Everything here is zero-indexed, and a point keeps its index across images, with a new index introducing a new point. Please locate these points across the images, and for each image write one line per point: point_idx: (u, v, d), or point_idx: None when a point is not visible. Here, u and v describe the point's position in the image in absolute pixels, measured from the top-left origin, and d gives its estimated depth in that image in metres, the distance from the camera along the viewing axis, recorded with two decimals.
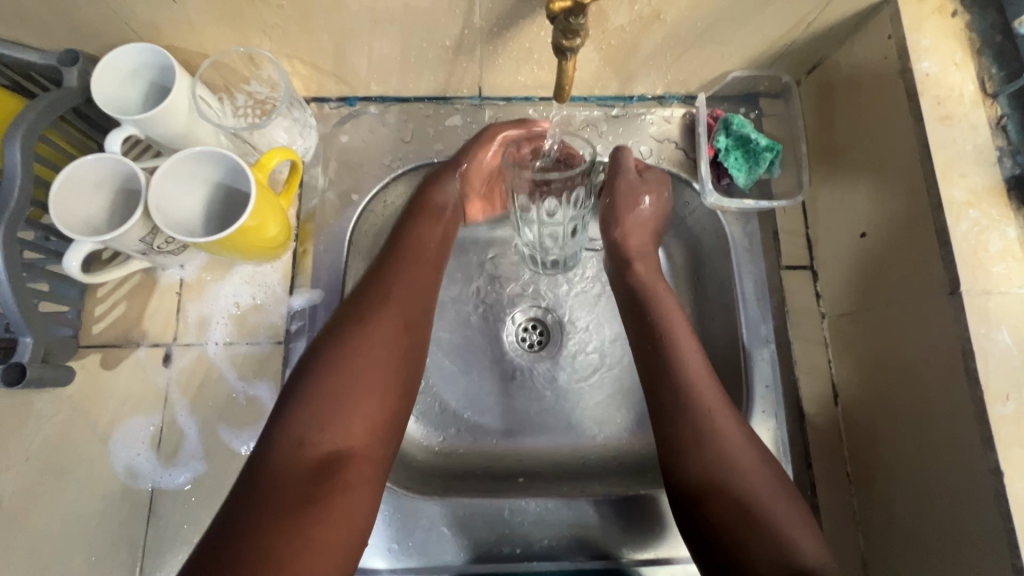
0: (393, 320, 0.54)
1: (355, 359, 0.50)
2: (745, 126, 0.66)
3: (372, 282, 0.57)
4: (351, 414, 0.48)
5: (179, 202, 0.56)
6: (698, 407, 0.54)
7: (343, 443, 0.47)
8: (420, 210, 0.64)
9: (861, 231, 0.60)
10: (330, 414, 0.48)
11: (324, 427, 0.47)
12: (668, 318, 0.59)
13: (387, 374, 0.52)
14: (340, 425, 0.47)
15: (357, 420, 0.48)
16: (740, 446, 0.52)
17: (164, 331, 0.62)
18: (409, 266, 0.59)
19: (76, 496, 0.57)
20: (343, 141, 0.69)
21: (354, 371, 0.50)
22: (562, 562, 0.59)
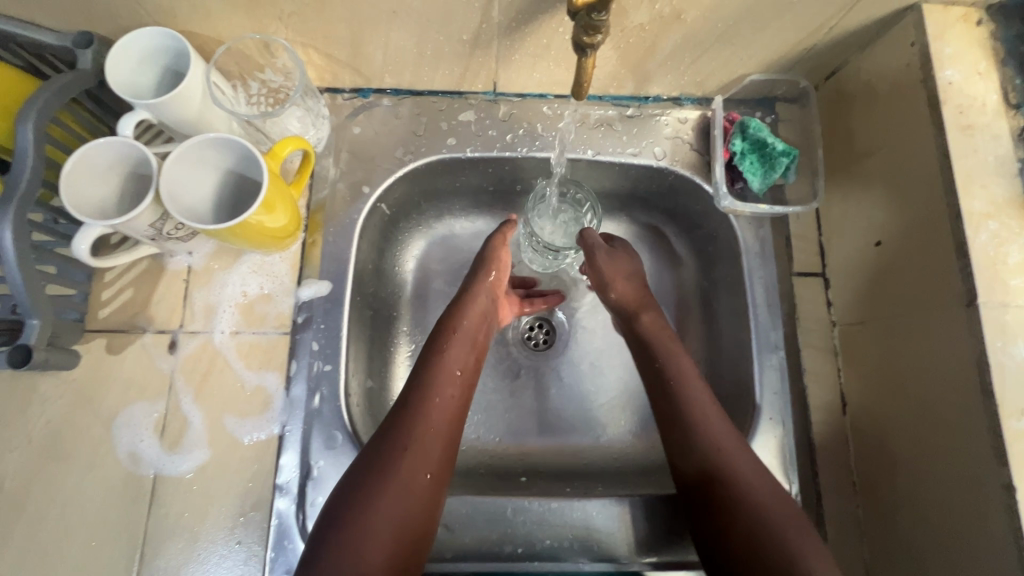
0: (418, 479, 0.51)
1: (374, 510, 0.48)
2: (762, 130, 0.65)
3: (399, 419, 0.53)
4: (371, 548, 0.46)
5: (189, 193, 0.55)
6: (716, 455, 0.53)
7: None
8: (449, 335, 0.61)
9: (875, 239, 0.60)
10: (347, 564, 0.45)
11: (344, 568, 0.45)
12: (680, 370, 0.59)
13: (404, 523, 0.49)
14: (358, 565, 0.45)
15: (377, 558, 0.46)
16: (760, 481, 0.51)
17: (170, 318, 0.62)
18: (436, 408, 0.55)
19: (77, 481, 0.57)
20: (355, 133, 0.69)
21: (371, 524, 0.47)
22: (563, 563, 0.59)
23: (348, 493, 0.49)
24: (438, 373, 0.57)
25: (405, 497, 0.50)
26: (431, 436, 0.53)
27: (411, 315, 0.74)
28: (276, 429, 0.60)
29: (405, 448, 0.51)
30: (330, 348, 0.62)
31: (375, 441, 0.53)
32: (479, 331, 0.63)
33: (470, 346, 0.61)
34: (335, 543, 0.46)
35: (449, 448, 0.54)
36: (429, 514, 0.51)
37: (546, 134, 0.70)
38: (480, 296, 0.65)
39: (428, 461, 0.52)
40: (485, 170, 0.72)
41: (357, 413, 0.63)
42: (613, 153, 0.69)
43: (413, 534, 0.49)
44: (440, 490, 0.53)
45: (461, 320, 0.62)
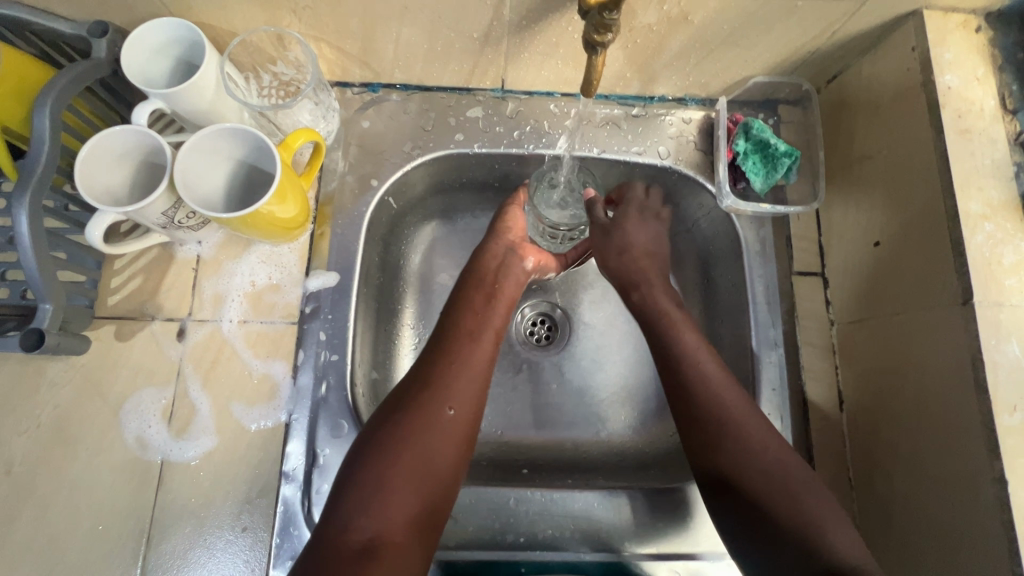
0: (443, 415, 0.52)
1: (399, 444, 0.49)
2: (765, 131, 0.66)
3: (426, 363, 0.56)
4: (397, 479, 0.48)
5: (201, 179, 0.56)
6: (713, 411, 0.54)
7: (378, 526, 0.46)
8: (472, 288, 0.64)
9: (875, 239, 0.61)
10: (372, 498, 0.47)
11: (370, 507, 0.46)
12: (681, 334, 0.60)
13: (430, 457, 0.50)
14: (383, 498, 0.47)
15: (403, 490, 0.48)
16: (756, 431, 0.53)
17: (179, 306, 0.63)
18: (458, 351, 0.57)
19: (85, 465, 0.58)
20: (365, 127, 0.70)
21: (396, 457, 0.49)
22: (564, 552, 0.60)
23: (373, 433, 0.51)
24: (460, 322, 0.60)
25: (430, 436, 0.51)
26: (452, 379, 0.54)
27: (416, 308, 0.75)
28: (283, 417, 0.60)
29: (428, 386, 0.53)
30: (337, 338, 0.62)
31: (404, 384, 0.54)
32: (499, 278, 0.65)
33: (487, 292, 0.64)
34: (361, 477, 0.48)
35: (476, 389, 0.55)
36: (458, 452, 0.52)
37: (552, 132, 0.71)
38: (496, 250, 0.67)
39: (452, 398, 0.53)
40: (492, 166, 0.73)
41: (363, 403, 0.63)
42: (618, 151, 0.71)
43: (443, 475, 0.50)
44: (469, 429, 0.53)
45: (477, 274, 0.65)
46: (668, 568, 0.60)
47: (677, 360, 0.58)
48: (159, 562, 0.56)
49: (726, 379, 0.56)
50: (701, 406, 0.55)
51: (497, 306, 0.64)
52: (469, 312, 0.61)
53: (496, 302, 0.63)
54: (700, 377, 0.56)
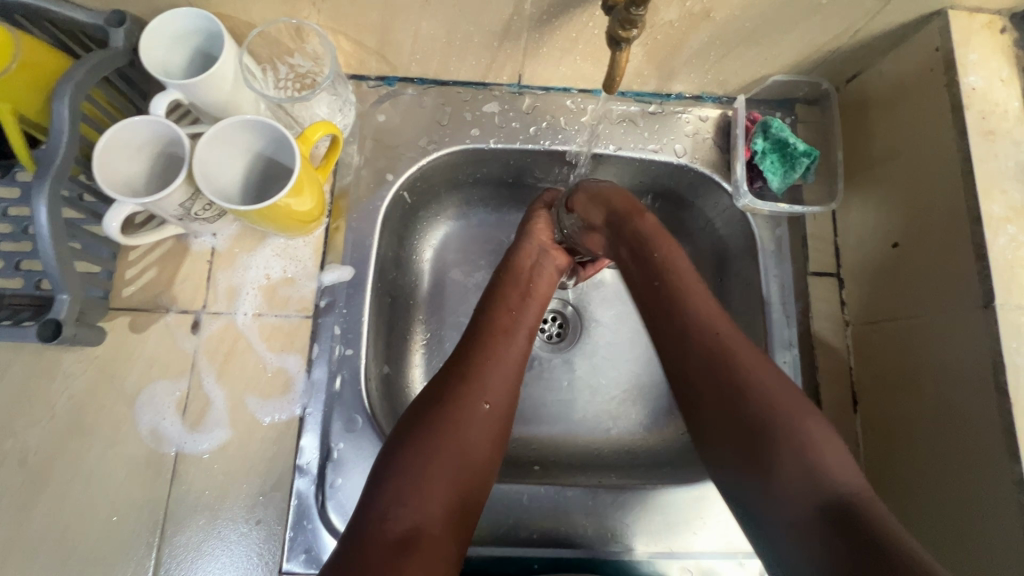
0: (479, 409, 0.52)
1: (439, 437, 0.49)
2: (784, 130, 0.66)
3: (462, 356, 0.56)
4: (435, 471, 0.48)
5: (219, 171, 0.56)
6: (712, 348, 0.52)
7: (417, 516, 0.46)
8: (503, 284, 0.63)
9: (893, 240, 0.61)
10: (411, 489, 0.47)
11: (409, 498, 0.46)
12: (700, 311, 0.54)
13: (467, 450, 0.50)
14: (422, 489, 0.47)
15: (440, 482, 0.48)
16: (762, 372, 0.50)
17: (193, 298, 0.62)
18: (495, 345, 0.57)
19: (99, 457, 0.58)
20: (380, 121, 0.70)
21: (435, 449, 0.49)
22: (577, 549, 0.60)
23: (410, 425, 0.51)
24: (496, 318, 0.60)
25: (468, 431, 0.51)
26: (489, 374, 0.54)
27: (428, 304, 0.75)
28: (297, 410, 0.60)
29: (465, 379, 0.54)
30: (351, 333, 0.62)
31: (439, 377, 0.54)
32: (534, 277, 0.65)
33: (523, 291, 0.63)
34: (399, 468, 0.48)
35: (510, 386, 0.55)
36: (491, 448, 0.52)
37: (568, 128, 0.70)
38: (531, 248, 0.67)
39: (488, 393, 0.53)
40: (507, 162, 0.73)
41: (376, 398, 0.63)
42: (635, 148, 0.70)
43: (477, 469, 0.51)
44: (502, 425, 0.54)
45: (511, 271, 0.65)
46: (681, 566, 0.60)
47: (708, 352, 0.52)
48: (174, 554, 0.57)
49: (771, 372, 0.51)
50: (700, 345, 0.52)
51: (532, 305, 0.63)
52: (502, 307, 0.61)
53: (530, 300, 0.63)
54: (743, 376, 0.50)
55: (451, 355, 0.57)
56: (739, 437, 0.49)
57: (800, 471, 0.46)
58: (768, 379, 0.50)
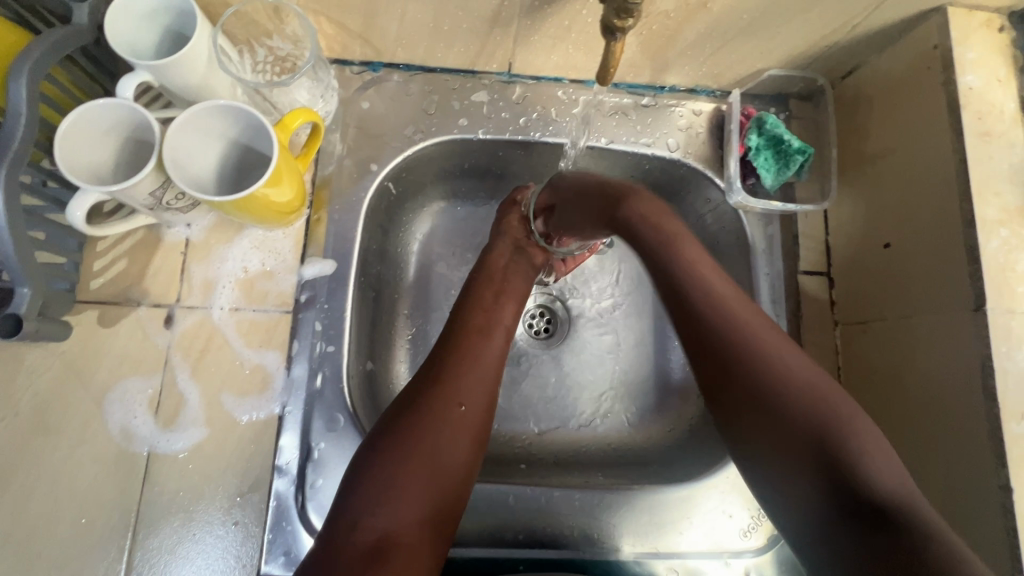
0: (454, 413, 0.51)
1: (412, 443, 0.48)
2: (777, 126, 0.65)
3: (439, 358, 0.55)
4: (408, 478, 0.47)
5: (193, 159, 0.53)
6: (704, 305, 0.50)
7: (390, 525, 0.45)
8: (478, 284, 0.63)
9: (884, 241, 0.60)
10: (383, 496, 0.46)
11: (380, 505, 0.46)
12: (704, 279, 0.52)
13: (442, 457, 0.49)
14: (396, 495, 0.46)
15: (414, 490, 0.47)
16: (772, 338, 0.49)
17: (166, 291, 0.60)
18: (469, 346, 0.56)
19: (67, 456, 0.55)
20: (364, 108, 0.67)
21: (408, 456, 0.48)
22: (563, 549, 0.59)
23: (384, 430, 0.50)
24: (472, 321, 0.59)
25: (440, 433, 0.50)
26: (464, 375, 0.54)
27: (413, 298, 0.73)
28: (276, 409, 0.58)
29: (439, 383, 0.53)
30: (333, 329, 0.60)
31: (415, 381, 0.54)
32: (506, 276, 0.64)
33: (496, 289, 0.63)
34: (370, 474, 0.47)
35: (486, 386, 0.54)
36: (469, 452, 0.51)
37: (559, 119, 0.68)
38: (503, 249, 0.66)
39: (463, 396, 0.52)
40: (496, 153, 0.70)
41: (359, 397, 0.62)
42: (627, 142, 0.69)
43: (454, 473, 0.50)
44: (481, 427, 0.53)
45: (483, 272, 0.64)
46: (667, 565, 0.60)
47: (722, 322, 0.49)
48: (146, 557, 0.54)
49: (790, 352, 0.48)
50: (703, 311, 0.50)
51: (508, 303, 0.63)
52: (477, 308, 0.60)
53: (504, 298, 0.62)
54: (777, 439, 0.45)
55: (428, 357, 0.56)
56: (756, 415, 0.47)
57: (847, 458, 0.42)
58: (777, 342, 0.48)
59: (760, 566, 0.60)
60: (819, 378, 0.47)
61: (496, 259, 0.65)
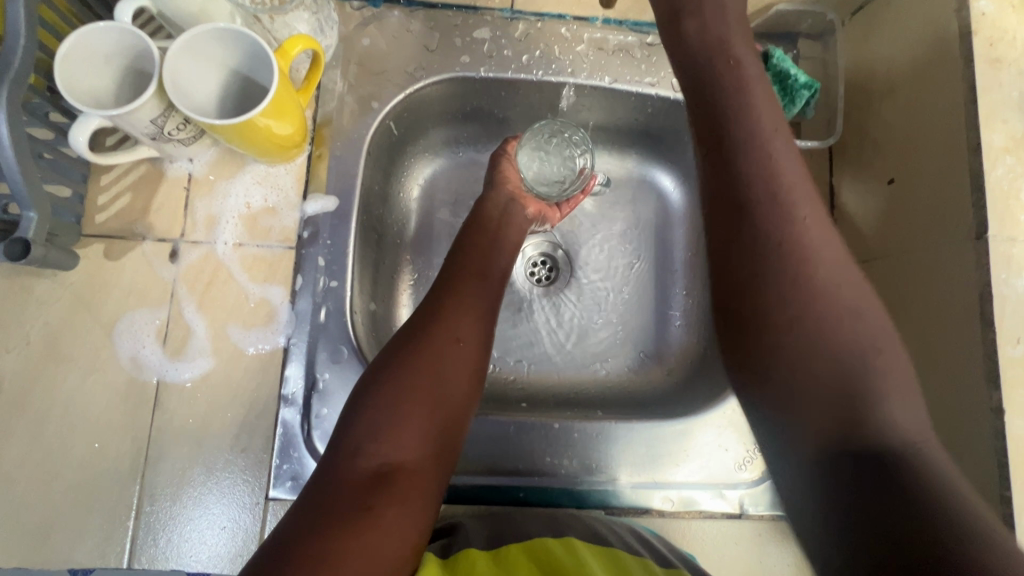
0: (453, 347, 0.52)
1: (414, 377, 0.49)
2: (784, 60, 0.63)
3: (438, 296, 0.55)
4: (412, 409, 0.48)
5: (193, 88, 0.53)
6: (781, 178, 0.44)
7: (393, 455, 0.46)
8: (476, 230, 0.63)
9: (889, 176, 0.60)
10: (385, 427, 0.47)
11: (383, 435, 0.46)
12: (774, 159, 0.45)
13: (443, 390, 0.49)
14: (399, 429, 0.47)
15: (416, 422, 0.47)
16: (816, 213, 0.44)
17: (171, 226, 0.60)
18: (467, 286, 0.57)
19: (78, 383, 0.56)
20: (365, 45, 0.66)
21: (409, 388, 0.48)
22: (562, 479, 0.61)
23: (385, 363, 0.50)
24: (472, 265, 0.59)
25: (442, 366, 0.50)
26: (463, 313, 0.54)
27: (416, 241, 0.73)
28: (281, 341, 0.59)
29: (437, 318, 0.53)
30: (336, 264, 0.61)
31: (415, 318, 0.54)
32: (502, 224, 0.64)
33: (492, 236, 0.63)
34: (371, 405, 0.47)
35: (484, 324, 0.55)
36: (470, 385, 0.52)
37: (562, 58, 0.67)
38: (498, 197, 0.66)
39: (462, 330, 0.53)
40: (497, 93, 0.70)
41: (362, 333, 0.62)
42: (631, 82, 0.68)
43: (455, 407, 0.50)
44: (481, 361, 0.53)
45: (478, 220, 0.64)
46: (664, 496, 0.61)
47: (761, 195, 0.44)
48: (158, 480, 0.56)
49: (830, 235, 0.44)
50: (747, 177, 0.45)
51: (504, 249, 0.63)
52: (474, 253, 0.60)
53: (500, 245, 0.63)
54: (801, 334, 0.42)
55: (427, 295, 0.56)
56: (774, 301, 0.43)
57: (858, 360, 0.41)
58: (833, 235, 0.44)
59: (755, 498, 0.61)
60: (852, 267, 0.43)
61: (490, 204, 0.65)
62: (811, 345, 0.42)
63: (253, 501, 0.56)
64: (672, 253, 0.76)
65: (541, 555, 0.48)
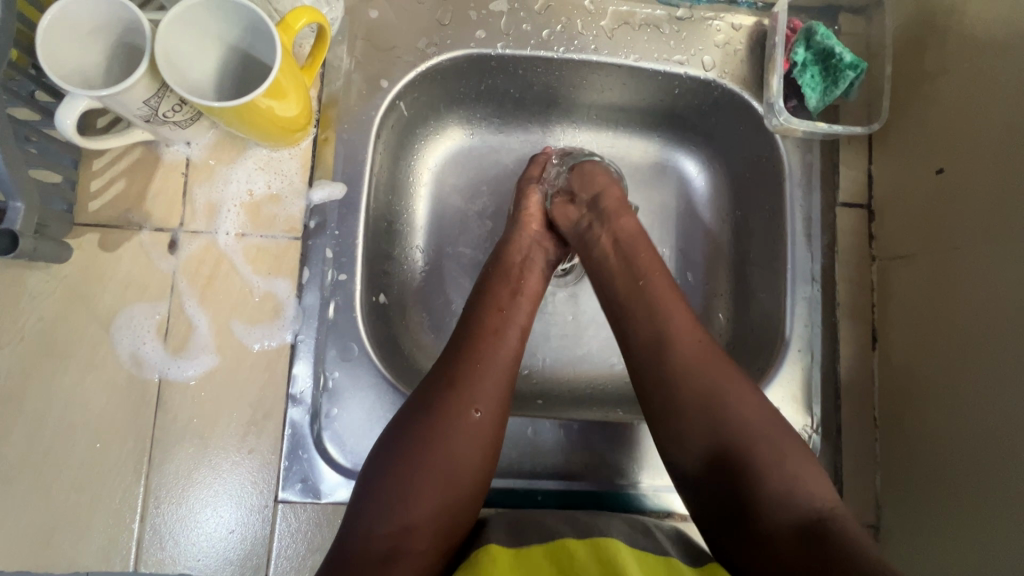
0: (469, 418, 0.48)
1: (427, 453, 0.46)
2: (830, 37, 0.59)
3: (453, 358, 0.51)
4: (424, 488, 0.45)
5: (188, 65, 0.48)
6: (677, 348, 0.51)
7: (403, 531, 0.43)
8: (498, 279, 0.58)
9: (937, 166, 0.56)
10: (396, 502, 0.44)
11: (395, 512, 0.44)
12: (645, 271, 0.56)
13: (458, 466, 0.47)
14: (410, 511, 0.44)
15: (429, 498, 0.45)
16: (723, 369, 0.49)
17: (169, 215, 0.57)
18: (484, 345, 0.52)
19: (76, 381, 0.54)
20: (373, 17, 0.61)
21: (421, 463, 0.45)
22: (582, 483, 0.59)
23: (398, 434, 0.47)
24: (493, 321, 0.54)
25: (456, 438, 0.47)
26: (480, 378, 0.50)
27: (428, 229, 0.69)
28: (288, 337, 0.56)
29: (451, 384, 0.49)
30: (345, 256, 0.57)
31: (430, 381, 0.50)
32: (524, 271, 0.59)
33: (513, 286, 0.58)
34: (384, 481, 0.45)
35: (504, 389, 0.51)
36: (486, 456, 0.48)
37: (585, 33, 0.63)
38: (522, 240, 0.61)
39: (479, 398, 0.49)
40: (515, 72, 0.65)
41: (371, 328, 0.59)
42: (659, 60, 0.63)
43: (467, 483, 0.47)
44: (498, 430, 0.50)
45: (501, 266, 0.59)
46: (686, 500, 0.59)
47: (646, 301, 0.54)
48: (162, 482, 0.54)
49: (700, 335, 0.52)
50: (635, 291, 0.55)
51: (523, 302, 0.58)
52: (492, 308, 0.55)
53: (521, 298, 0.57)
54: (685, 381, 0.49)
55: (443, 354, 0.52)
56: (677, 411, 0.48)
57: (742, 411, 0.47)
58: (732, 376, 0.49)
59: None
60: (739, 387, 0.48)
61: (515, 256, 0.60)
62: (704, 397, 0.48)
63: (261, 504, 0.54)
64: (696, 244, 0.71)
65: (565, 561, 0.44)
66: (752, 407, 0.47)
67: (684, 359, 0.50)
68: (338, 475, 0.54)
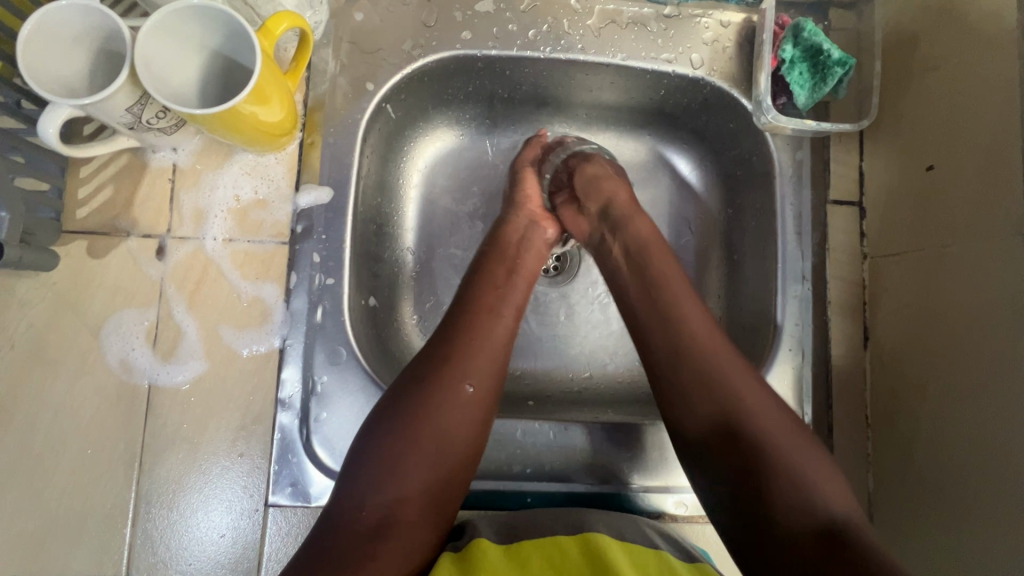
0: (461, 393, 0.47)
1: (417, 425, 0.45)
2: (817, 34, 0.59)
3: (448, 332, 0.50)
4: (415, 461, 0.44)
5: (168, 71, 0.48)
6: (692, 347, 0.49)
7: (393, 502, 0.43)
8: (495, 258, 0.57)
9: (928, 163, 0.56)
10: (387, 472, 0.43)
11: (384, 483, 0.43)
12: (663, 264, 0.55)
13: (449, 441, 0.46)
14: (399, 484, 0.43)
15: (419, 471, 0.44)
16: (741, 375, 0.47)
17: (156, 221, 0.57)
18: (478, 320, 0.51)
19: (66, 389, 0.54)
20: (358, 20, 0.61)
21: (411, 436, 0.44)
22: (572, 484, 0.59)
23: (389, 408, 0.46)
24: (489, 298, 0.53)
25: (446, 414, 0.46)
26: (473, 353, 0.49)
27: (418, 231, 0.69)
28: (277, 342, 0.56)
29: (444, 358, 0.48)
30: (332, 260, 0.57)
31: (424, 356, 0.49)
32: (521, 252, 0.58)
33: (509, 265, 0.57)
34: (375, 453, 0.44)
35: (497, 366, 0.49)
36: (477, 434, 0.47)
37: (572, 32, 0.62)
38: (518, 223, 0.61)
39: (472, 373, 0.48)
40: (502, 73, 0.64)
41: (360, 331, 0.59)
42: (648, 57, 0.63)
43: (458, 457, 0.46)
44: (490, 409, 0.48)
45: (497, 246, 0.58)
46: (677, 500, 0.59)
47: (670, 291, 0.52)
48: (153, 487, 0.54)
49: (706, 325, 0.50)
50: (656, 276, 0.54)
51: (519, 282, 0.57)
52: (490, 287, 0.54)
53: (518, 277, 0.56)
54: (693, 379, 0.47)
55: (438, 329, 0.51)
56: (697, 393, 0.47)
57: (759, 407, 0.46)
58: (749, 381, 0.47)
59: None
60: (752, 386, 0.47)
61: (512, 236, 0.59)
62: (723, 392, 0.46)
63: (251, 508, 0.55)
64: (688, 242, 0.71)
65: (555, 560, 0.44)
66: (766, 409, 0.46)
67: (697, 353, 0.48)
68: (327, 479, 0.54)
